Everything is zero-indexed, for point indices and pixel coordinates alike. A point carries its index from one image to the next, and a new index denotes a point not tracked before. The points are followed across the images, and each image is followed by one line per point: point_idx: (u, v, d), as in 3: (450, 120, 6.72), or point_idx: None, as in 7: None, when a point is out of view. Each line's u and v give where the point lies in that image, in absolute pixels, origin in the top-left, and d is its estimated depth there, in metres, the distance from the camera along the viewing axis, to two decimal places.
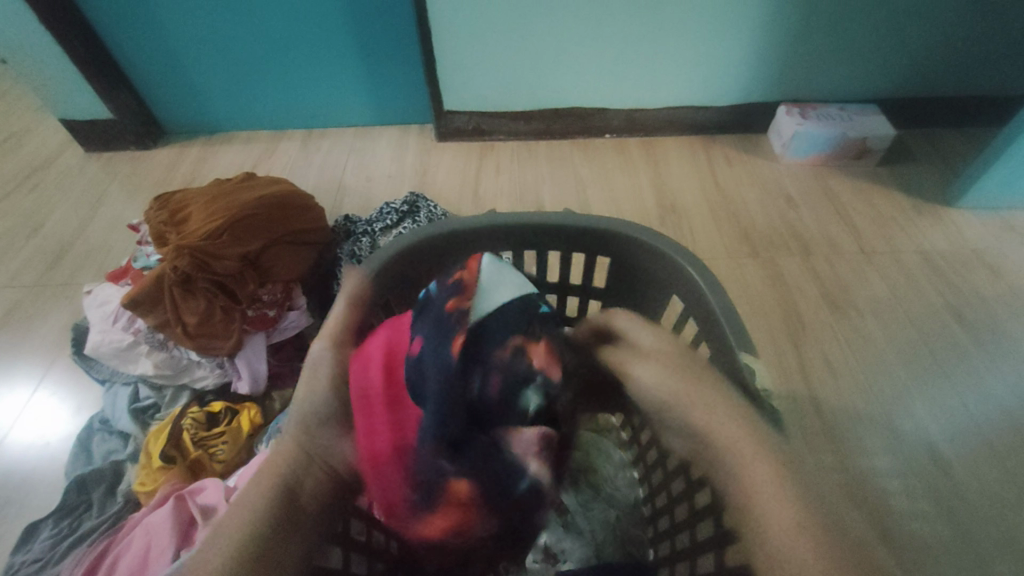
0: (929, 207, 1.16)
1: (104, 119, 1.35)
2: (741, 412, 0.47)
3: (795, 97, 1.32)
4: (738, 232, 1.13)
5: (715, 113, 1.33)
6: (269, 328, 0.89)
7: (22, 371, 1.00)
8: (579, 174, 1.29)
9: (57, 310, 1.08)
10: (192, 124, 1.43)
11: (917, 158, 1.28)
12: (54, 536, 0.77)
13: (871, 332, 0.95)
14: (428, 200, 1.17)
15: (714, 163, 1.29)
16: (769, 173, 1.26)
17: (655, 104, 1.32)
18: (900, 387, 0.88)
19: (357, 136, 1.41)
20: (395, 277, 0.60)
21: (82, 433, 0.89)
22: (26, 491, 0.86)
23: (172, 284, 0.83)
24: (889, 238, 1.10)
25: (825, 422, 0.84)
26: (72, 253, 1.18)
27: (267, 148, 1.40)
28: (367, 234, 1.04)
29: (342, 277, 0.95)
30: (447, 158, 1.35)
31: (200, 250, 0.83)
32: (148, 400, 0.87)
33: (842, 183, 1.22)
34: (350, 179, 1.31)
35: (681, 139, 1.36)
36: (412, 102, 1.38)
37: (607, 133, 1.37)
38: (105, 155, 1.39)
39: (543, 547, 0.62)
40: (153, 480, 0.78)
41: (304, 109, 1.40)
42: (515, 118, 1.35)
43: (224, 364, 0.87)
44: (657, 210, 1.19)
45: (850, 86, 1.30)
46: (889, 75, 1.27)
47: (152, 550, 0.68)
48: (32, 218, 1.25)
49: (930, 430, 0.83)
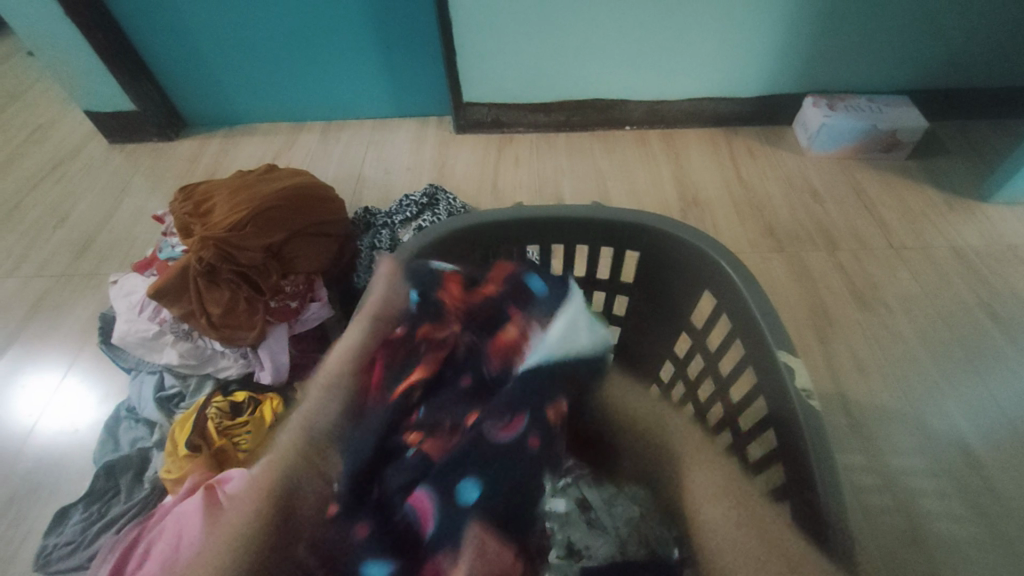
0: (961, 202, 1.13)
1: (128, 111, 1.36)
2: (778, 412, 0.46)
3: (823, 88, 1.29)
4: (762, 226, 1.10)
5: (739, 105, 1.31)
6: (291, 320, 0.89)
7: (50, 360, 1.02)
8: (599, 167, 1.27)
9: (84, 300, 1.10)
10: (212, 116, 1.44)
11: (950, 151, 1.24)
12: (84, 520, 0.80)
13: (900, 329, 0.93)
14: (447, 192, 1.16)
15: (738, 155, 1.27)
16: (794, 166, 1.23)
17: (677, 96, 1.30)
18: (931, 386, 0.86)
19: (375, 128, 1.41)
20: (425, 271, 0.59)
21: (110, 421, 0.90)
22: (56, 476, 0.88)
23: (197, 275, 0.84)
24: (919, 233, 1.07)
25: (853, 421, 0.82)
26: (98, 244, 1.20)
27: (287, 141, 1.40)
28: (388, 227, 1.04)
29: (363, 270, 0.95)
30: (465, 150, 1.34)
31: (224, 242, 0.84)
32: (173, 389, 0.89)
33: (870, 176, 1.19)
34: (369, 171, 1.31)
35: (703, 131, 1.34)
36: (431, 94, 1.38)
37: (628, 125, 1.35)
38: (128, 147, 1.41)
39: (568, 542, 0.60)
40: (179, 467, 0.78)
41: (323, 101, 1.40)
42: (534, 110, 1.33)
43: (248, 354, 0.88)
44: (679, 203, 1.17)
45: (881, 76, 1.26)
46: (922, 65, 1.23)
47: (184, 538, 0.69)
48: (59, 209, 1.27)
49: (963, 430, 0.81)
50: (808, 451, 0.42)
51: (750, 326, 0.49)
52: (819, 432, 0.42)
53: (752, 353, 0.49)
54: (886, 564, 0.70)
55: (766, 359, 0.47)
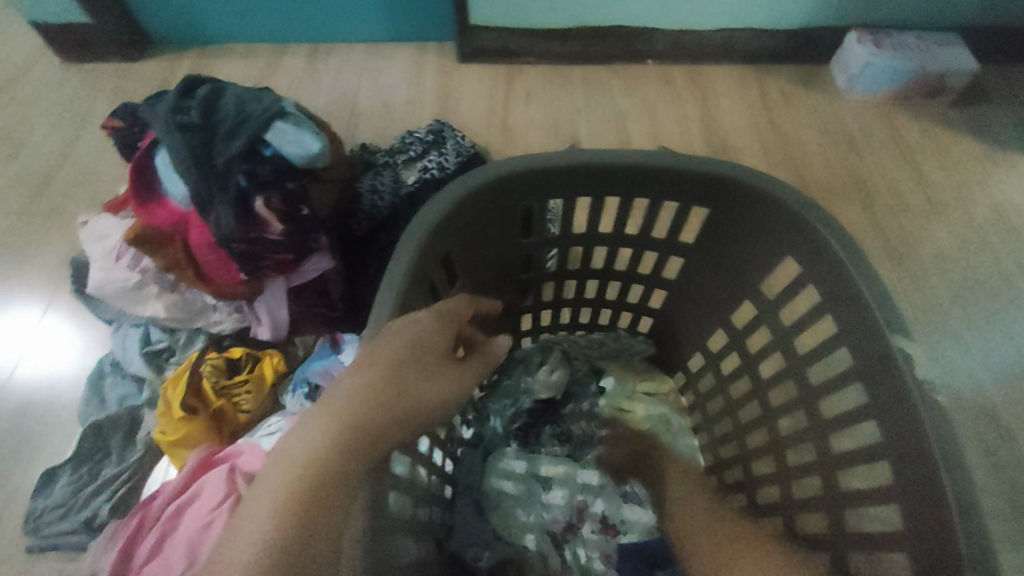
0: (1003, 155, 1.06)
1: (84, 23, 1.19)
2: (881, 393, 0.39)
3: (867, 21, 1.16)
4: (795, 175, 1.04)
5: (773, 38, 1.18)
6: (289, 273, 0.79)
7: (19, 310, 0.91)
8: (619, 105, 1.17)
9: (50, 244, 0.98)
10: (183, 33, 1.27)
11: (994, 99, 1.15)
12: (74, 482, 0.74)
13: (936, 293, 0.89)
14: (454, 128, 1.05)
15: (769, 95, 1.17)
16: (830, 109, 1.14)
17: (708, 24, 1.17)
18: (963, 350, 0.84)
19: (371, 53, 1.26)
20: (458, 236, 0.47)
21: (94, 376, 0.82)
22: (41, 430, 0.81)
23: (185, 237, 0.73)
24: (958, 188, 1.02)
25: (994, 432, 0.78)
26: (60, 178, 1.05)
27: (269, 64, 1.25)
28: (390, 166, 0.94)
29: (383, 212, 0.87)
30: (471, 82, 1.21)
31: (228, 181, 0.70)
32: (161, 343, 0.81)
33: (910, 124, 1.10)
34: (364, 102, 1.18)
35: (732, 68, 1.21)
36: (434, 15, 1.23)
37: (650, 59, 1.22)
38: (86, 67, 1.24)
39: (601, 517, 0.58)
40: (175, 431, 0.72)
41: (305, 22, 1.25)
42: (548, 37, 1.21)
43: (243, 309, 0.81)
44: (705, 147, 1.10)
45: (932, 10, 1.13)
46: (977, 3, 1.12)
47: (194, 503, 0.63)
48: (12, 136, 1.12)
49: (977, 381, 0.81)
50: (920, 432, 0.36)
51: (843, 290, 0.41)
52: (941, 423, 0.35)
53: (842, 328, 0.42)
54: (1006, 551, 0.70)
55: (865, 340, 0.40)
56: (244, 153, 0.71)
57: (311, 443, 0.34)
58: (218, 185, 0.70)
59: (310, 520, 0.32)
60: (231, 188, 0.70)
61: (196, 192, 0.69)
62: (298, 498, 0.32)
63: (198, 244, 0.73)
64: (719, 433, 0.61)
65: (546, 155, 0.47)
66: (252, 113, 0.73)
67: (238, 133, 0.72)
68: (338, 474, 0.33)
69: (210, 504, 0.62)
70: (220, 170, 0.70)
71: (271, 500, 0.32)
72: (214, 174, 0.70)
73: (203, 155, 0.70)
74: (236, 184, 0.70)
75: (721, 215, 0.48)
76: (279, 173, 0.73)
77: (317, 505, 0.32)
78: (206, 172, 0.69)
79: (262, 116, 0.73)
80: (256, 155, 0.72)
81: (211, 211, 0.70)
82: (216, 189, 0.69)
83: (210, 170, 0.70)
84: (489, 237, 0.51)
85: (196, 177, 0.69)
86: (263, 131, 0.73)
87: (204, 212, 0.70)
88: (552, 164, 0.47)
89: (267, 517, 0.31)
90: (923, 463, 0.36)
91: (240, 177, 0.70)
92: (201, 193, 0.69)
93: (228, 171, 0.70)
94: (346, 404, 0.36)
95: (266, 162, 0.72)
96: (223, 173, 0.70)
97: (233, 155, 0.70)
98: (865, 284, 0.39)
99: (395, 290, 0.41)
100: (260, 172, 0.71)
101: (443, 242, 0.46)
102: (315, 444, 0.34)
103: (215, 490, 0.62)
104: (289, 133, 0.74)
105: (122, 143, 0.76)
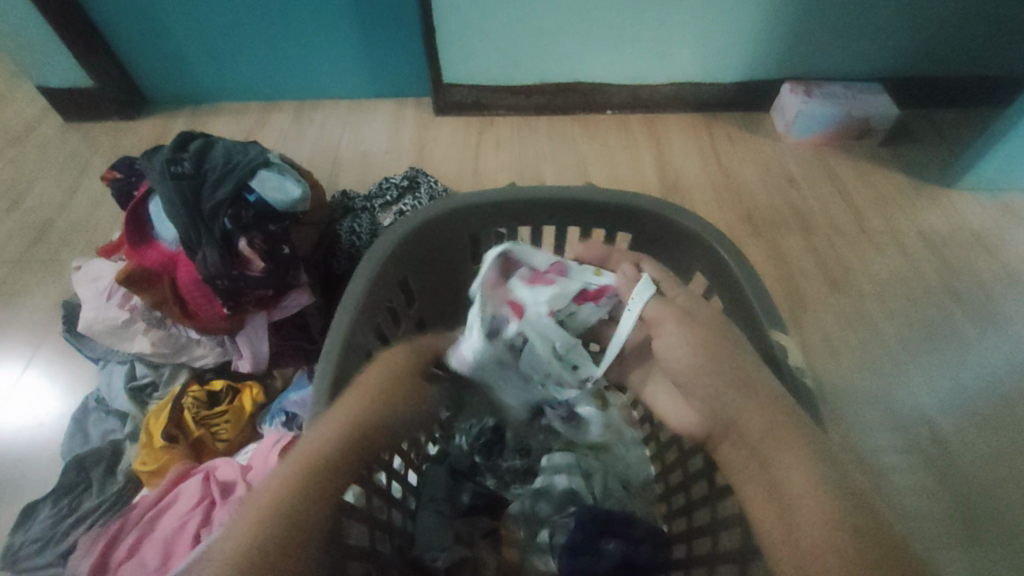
0: (928, 188, 1.17)
1: (87, 87, 1.29)
2: None
3: (799, 73, 1.29)
4: (741, 210, 1.14)
5: (717, 90, 1.31)
6: (269, 307, 0.85)
7: (9, 352, 0.95)
8: (582, 151, 1.27)
9: (42, 288, 1.03)
10: (178, 93, 1.38)
11: (918, 139, 1.27)
12: (54, 515, 0.76)
13: (871, 313, 0.97)
14: (428, 174, 1.13)
15: (716, 140, 1.28)
16: (772, 151, 1.25)
17: (658, 79, 1.30)
18: (899, 367, 0.91)
19: (353, 109, 1.38)
20: (412, 263, 0.54)
21: (78, 412, 0.86)
22: (25, 467, 0.84)
23: (172, 276, 0.79)
24: (889, 218, 1.12)
25: (933, 439, 0.84)
26: (56, 227, 1.12)
27: (258, 120, 1.36)
28: (368, 210, 1.02)
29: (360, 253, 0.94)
30: (446, 132, 1.32)
31: (214, 224, 0.77)
32: (145, 378, 0.85)
33: (844, 163, 1.22)
34: (346, 152, 1.28)
35: (683, 117, 1.34)
36: (411, 74, 1.35)
37: (608, 109, 1.35)
38: (86, 126, 1.33)
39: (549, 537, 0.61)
40: (155, 458, 0.76)
41: (292, 82, 1.36)
42: (515, 93, 1.32)
43: (224, 343, 0.86)
44: (660, 187, 1.19)
45: (855, 63, 1.27)
46: (893, 56, 1.26)
47: (170, 508, 0.70)
48: (12, 190, 1.19)
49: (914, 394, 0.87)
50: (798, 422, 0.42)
51: (737, 296, 0.49)
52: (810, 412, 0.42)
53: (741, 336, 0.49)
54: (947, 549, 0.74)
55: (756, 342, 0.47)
56: (229, 199, 0.78)
57: (316, 443, 0.39)
58: (204, 228, 0.76)
59: (310, 504, 0.35)
60: (215, 231, 0.76)
61: (183, 234, 0.76)
62: (302, 486, 0.36)
63: (185, 283, 0.79)
64: (664, 440, 0.67)
65: (488, 192, 0.55)
66: (239, 163, 0.81)
67: (224, 182, 0.79)
68: (333, 469, 0.38)
69: (183, 508, 0.70)
70: (207, 215, 0.76)
71: (274, 486, 0.36)
72: (201, 217, 0.76)
73: (192, 201, 0.77)
74: (221, 226, 0.77)
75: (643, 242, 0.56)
76: (262, 217, 0.80)
77: (319, 496, 0.36)
78: (193, 215, 0.76)
79: (247, 166, 0.81)
80: (240, 200, 0.79)
81: (197, 251, 0.76)
82: (203, 231, 0.76)
83: (197, 214, 0.76)
84: (443, 264, 0.58)
85: (184, 221, 0.76)
86: (247, 179, 0.80)
87: (191, 253, 0.76)
88: (493, 200, 0.55)
89: (272, 502, 0.34)
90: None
91: (225, 220, 0.77)
92: (188, 235, 0.76)
93: (214, 216, 0.77)
94: (355, 417, 0.41)
95: (249, 207, 0.79)
96: (209, 217, 0.77)
97: (219, 201, 0.77)
98: (753, 295, 0.47)
99: (351, 312, 0.47)
100: (243, 216, 0.78)
101: (397, 269, 0.53)
102: (322, 442, 0.39)
103: (190, 497, 0.70)
104: (272, 181, 0.82)
105: (118, 192, 0.82)
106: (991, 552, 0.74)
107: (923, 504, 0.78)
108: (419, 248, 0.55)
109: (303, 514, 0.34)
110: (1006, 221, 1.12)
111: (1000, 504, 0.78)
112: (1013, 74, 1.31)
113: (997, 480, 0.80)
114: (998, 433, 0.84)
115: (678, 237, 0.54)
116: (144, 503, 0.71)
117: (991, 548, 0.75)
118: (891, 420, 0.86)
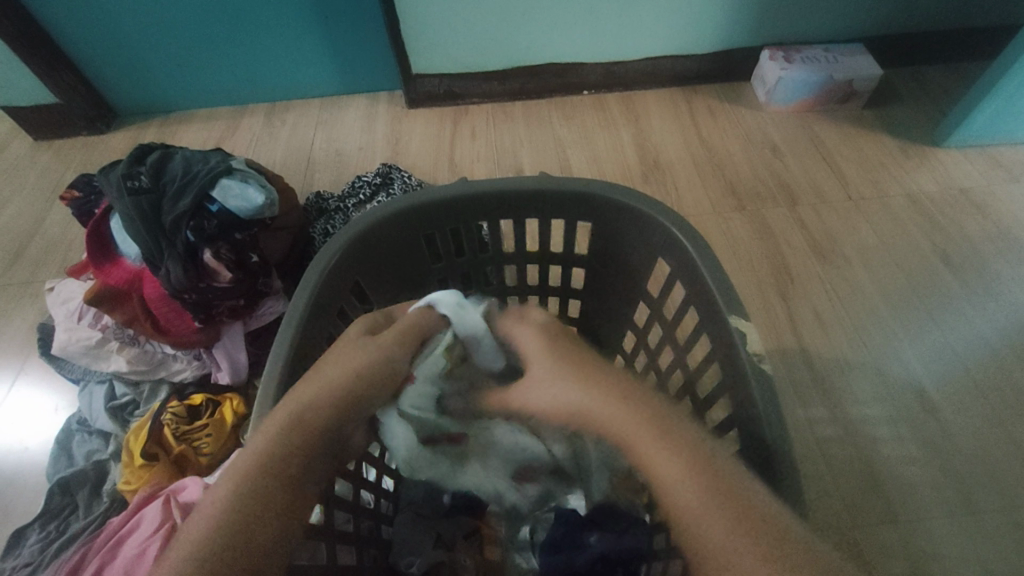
0: (915, 149, 1.14)
1: (51, 104, 1.27)
2: (730, 380, 0.45)
3: (778, 39, 1.25)
4: (724, 184, 1.11)
5: (695, 61, 1.27)
6: (245, 317, 0.84)
7: None
8: (559, 134, 1.24)
9: (20, 311, 1.02)
10: (147, 104, 1.35)
11: (904, 98, 1.24)
12: (42, 540, 0.75)
13: (860, 282, 0.95)
14: (402, 169, 1.10)
15: (696, 113, 1.25)
16: (754, 121, 1.22)
17: (634, 55, 1.26)
18: (889, 335, 0.89)
19: (324, 107, 1.35)
20: (366, 266, 0.53)
21: (61, 435, 0.85)
22: (12, 493, 0.83)
23: (141, 292, 0.79)
24: (875, 183, 1.08)
25: (925, 407, 0.82)
26: (31, 248, 1.11)
27: (229, 125, 1.33)
28: (341, 210, 1.00)
29: None
30: (420, 124, 1.29)
31: (176, 237, 0.75)
32: (125, 397, 0.84)
33: (829, 129, 1.19)
34: (320, 152, 1.25)
35: (662, 91, 1.30)
36: (381, 68, 1.32)
37: (585, 89, 1.31)
38: (55, 143, 1.31)
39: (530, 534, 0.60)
40: (137, 478, 0.75)
41: (261, 84, 1.33)
42: (488, 78, 1.29)
43: (201, 355, 0.85)
44: (640, 167, 1.16)
45: (836, 24, 1.23)
46: (875, 14, 1.22)
47: (134, 533, 0.69)
48: None
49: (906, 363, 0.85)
50: (760, 409, 0.41)
51: (697, 280, 0.48)
52: (774, 399, 0.41)
53: (706, 321, 0.48)
54: (943, 519, 0.73)
55: (718, 327, 0.46)
56: (189, 210, 0.76)
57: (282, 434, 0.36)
58: (167, 242, 0.75)
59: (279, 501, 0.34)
60: (179, 245, 0.75)
61: (146, 249, 0.75)
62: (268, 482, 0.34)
63: (154, 298, 0.78)
64: None
65: (443, 187, 0.54)
66: (199, 172, 0.79)
67: (183, 194, 0.77)
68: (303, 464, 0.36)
69: (146, 534, 0.69)
70: (169, 228, 0.75)
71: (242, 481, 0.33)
72: (162, 231, 0.75)
73: (152, 215, 0.76)
74: (183, 238, 0.75)
75: (607, 228, 0.55)
76: (227, 226, 0.79)
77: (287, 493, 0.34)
78: (154, 230, 0.75)
79: (208, 174, 0.79)
80: (201, 211, 0.77)
81: (162, 267, 0.75)
82: (164, 246, 0.75)
83: (159, 229, 0.75)
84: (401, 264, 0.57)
85: (146, 237, 0.75)
86: (209, 189, 0.78)
87: (156, 268, 0.75)
88: (449, 196, 0.54)
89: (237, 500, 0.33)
90: (770, 422, 0.40)
91: (187, 232, 0.76)
92: (151, 250, 0.75)
93: (176, 229, 0.75)
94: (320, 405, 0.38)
95: (213, 217, 0.78)
96: (171, 231, 0.75)
97: (179, 213, 0.75)
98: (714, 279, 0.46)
99: (299, 321, 0.46)
100: (207, 228, 0.77)
101: (349, 273, 0.51)
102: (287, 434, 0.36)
103: (153, 521, 0.69)
104: (235, 189, 0.80)
105: (78, 211, 0.81)
106: (988, 519, 0.73)
107: (914, 473, 0.77)
108: (374, 248, 0.53)
109: (269, 513, 0.33)
110: (996, 177, 1.08)
111: (995, 469, 0.77)
112: (1000, 23, 1.27)
113: (992, 446, 0.78)
114: (993, 398, 0.82)
115: (644, 223, 0.52)
116: (114, 528, 0.71)
117: (987, 516, 0.73)
118: (883, 390, 0.84)
